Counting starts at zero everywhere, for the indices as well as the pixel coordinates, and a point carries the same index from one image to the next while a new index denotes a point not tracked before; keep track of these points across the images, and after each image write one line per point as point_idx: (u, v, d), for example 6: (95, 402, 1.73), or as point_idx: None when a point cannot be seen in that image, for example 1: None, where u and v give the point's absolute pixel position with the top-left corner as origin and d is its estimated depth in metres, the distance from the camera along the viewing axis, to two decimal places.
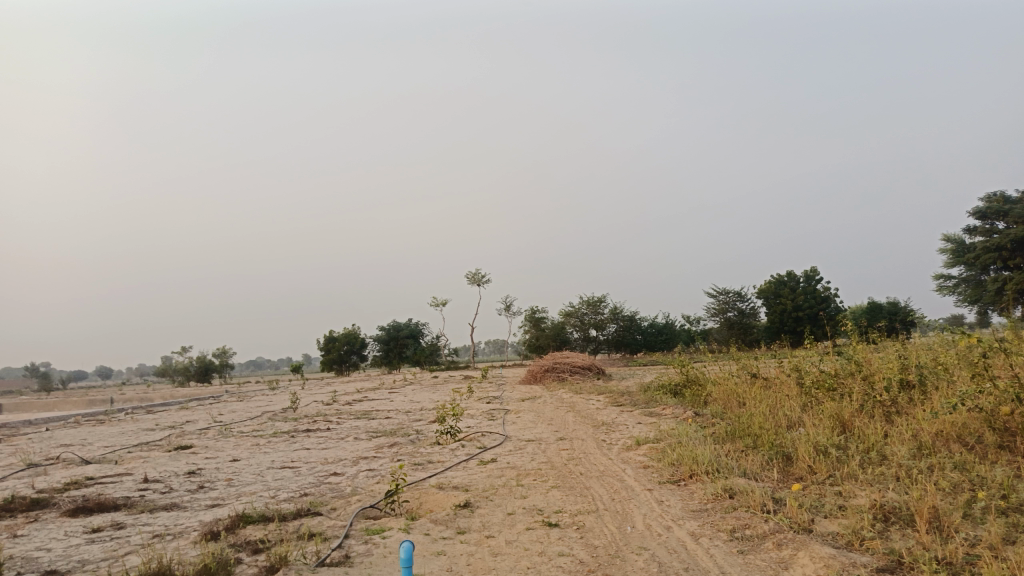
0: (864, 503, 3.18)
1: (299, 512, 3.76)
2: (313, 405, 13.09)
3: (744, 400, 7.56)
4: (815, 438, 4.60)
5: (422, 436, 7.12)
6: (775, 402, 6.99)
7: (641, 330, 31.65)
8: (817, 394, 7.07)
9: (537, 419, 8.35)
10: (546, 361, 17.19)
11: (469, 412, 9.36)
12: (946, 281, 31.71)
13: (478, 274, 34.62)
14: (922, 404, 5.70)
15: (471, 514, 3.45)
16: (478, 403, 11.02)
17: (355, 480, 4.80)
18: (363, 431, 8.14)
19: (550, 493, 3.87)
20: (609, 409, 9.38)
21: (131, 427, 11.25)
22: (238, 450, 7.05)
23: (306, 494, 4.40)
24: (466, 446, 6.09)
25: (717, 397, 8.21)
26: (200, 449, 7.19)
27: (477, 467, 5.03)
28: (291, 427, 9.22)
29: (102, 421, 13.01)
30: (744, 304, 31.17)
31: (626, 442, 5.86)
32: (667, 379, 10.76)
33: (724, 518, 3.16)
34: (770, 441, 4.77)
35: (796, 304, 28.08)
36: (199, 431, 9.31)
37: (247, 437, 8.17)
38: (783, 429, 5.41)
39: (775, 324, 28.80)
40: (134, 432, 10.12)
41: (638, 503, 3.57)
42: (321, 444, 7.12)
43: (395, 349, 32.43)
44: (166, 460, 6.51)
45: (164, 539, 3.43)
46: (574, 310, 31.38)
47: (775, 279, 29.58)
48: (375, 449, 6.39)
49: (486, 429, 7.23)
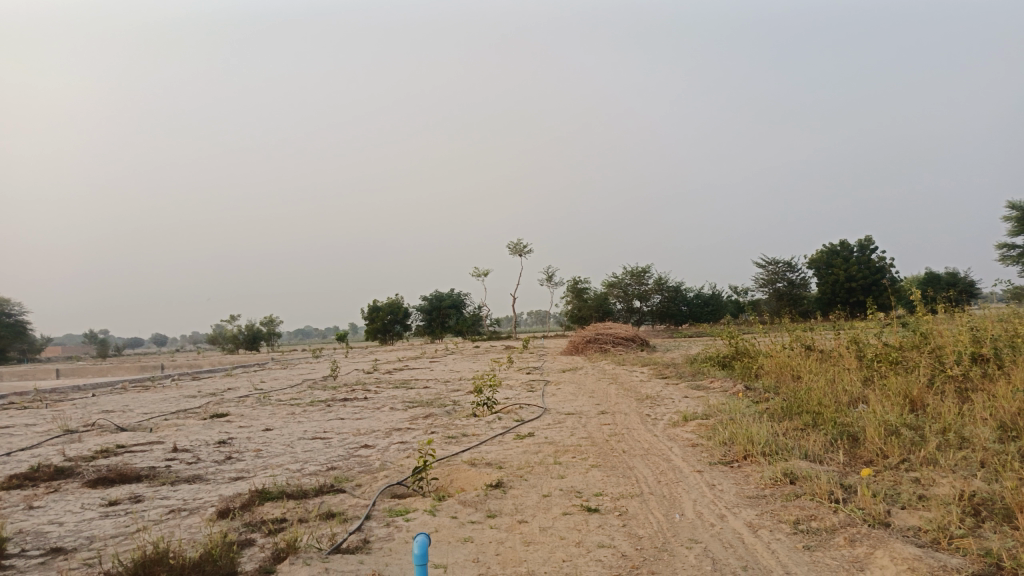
0: (949, 493, 2.79)
1: (321, 488, 3.54)
2: (354, 374, 13.02)
3: (799, 374, 7.14)
4: (883, 416, 4.20)
5: (459, 407, 6.88)
6: (833, 376, 6.54)
7: (687, 300, 30.99)
8: (880, 367, 6.60)
9: (579, 391, 8.05)
10: (589, 331, 16.84)
11: (509, 383, 9.10)
12: (1010, 251, 30.21)
13: (521, 243, 34.26)
14: (1000, 381, 5.21)
15: (503, 496, 3.17)
16: (519, 374, 10.76)
17: (385, 454, 4.56)
18: (399, 401, 7.94)
19: (589, 473, 3.56)
20: (654, 381, 9.02)
21: (174, 393, 11.32)
22: (272, 419, 6.92)
23: (332, 468, 4.18)
24: (503, 418, 5.81)
25: (770, 370, 7.78)
26: (235, 418, 7.09)
27: (513, 442, 4.75)
28: (329, 396, 9.09)
29: (149, 387, 13.18)
30: (794, 274, 30.21)
31: (672, 417, 5.52)
32: (714, 351, 10.33)
33: (786, 508, 2.81)
34: (832, 419, 4.38)
35: (849, 274, 27.09)
36: (238, 398, 9.27)
37: (283, 406, 8.07)
38: (845, 406, 5.00)
39: (826, 295, 27.86)
40: (176, 399, 10.16)
41: (687, 487, 3.24)
42: (355, 414, 6.94)
43: (438, 319, 32.43)
44: (199, 429, 6.42)
45: (179, 515, 3.23)
46: (618, 281, 30.86)
47: (827, 249, 28.56)
48: (410, 420, 6.17)
49: (525, 401, 6.94)
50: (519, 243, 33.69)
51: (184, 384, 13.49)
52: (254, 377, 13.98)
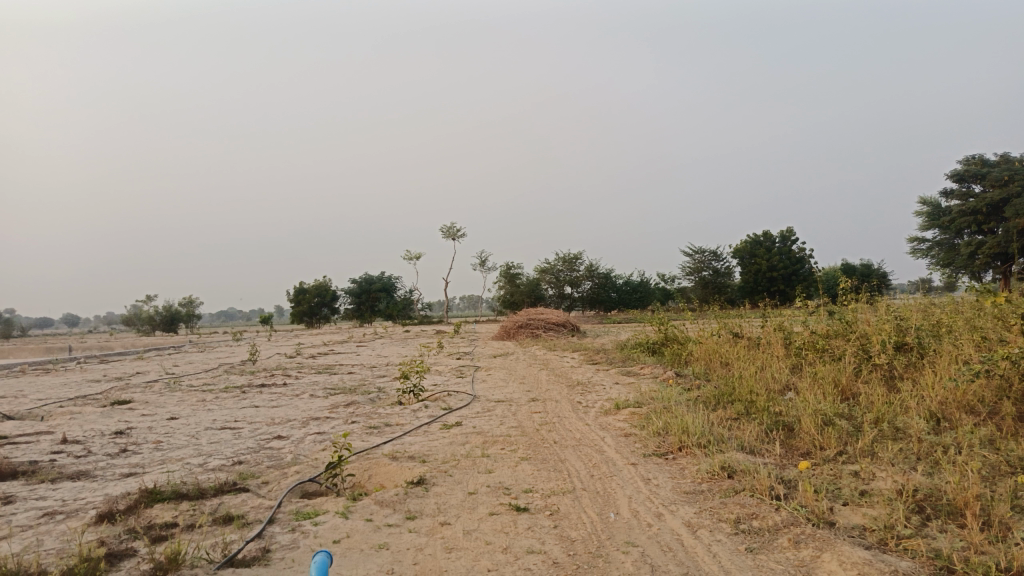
0: (890, 489, 2.69)
1: (223, 487, 3.18)
2: (275, 358, 12.44)
3: (728, 361, 7.11)
4: (817, 405, 4.12)
5: (383, 394, 6.55)
6: (762, 364, 6.53)
7: (616, 287, 31.27)
8: (807, 355, 6.63)
9: (508, 377, 7.83)
10: (520, 316, 16.66)
11: (437, 369, 8.82)
12: (919, 245, 31.69)
13: (452, 227, 33.83)
14: (924, 370, 5.26)
15: (424, 494, 2.91)
16: (448, 360, 10.48)
17: (299, 446, 4.22)
18: (320, 387, 7.55)
19: (518, 468, 3.32)
20: (584, 367, 8.89)
21: (76, 377, 10.53)
22: (180, 407, 6.42)
23: (238, 463, 3.82)
24: (429, 407, 5.52)
25: (700, 357, 7.75)
26: (139, 405, 6.55)
27: (439, 433, 4.47)
28: (246, 382, 8.60)
29: (49, 371, 12.27)
30: (720, 263, 30.87)
31: (604, 405, 5.35)
32: (644, 337, 10.29)
33: (726, 506, 2.64)
34: (766, 408, 4.28)
35: (771, 264, 27.84)
36: (146, 384, 8.65)
37: (194, 392, 7.55)
38: (776, 395, 4.93)
39: (750, 284, 28.59)
40: (76, 384, 9.44)
41: (622, 482, 3.05)
42: (271, 402, 6.51)
43: (367, 302, 31.74)
44: (96, 417, 5.89)
45: (52, 520, 2.83)
46: (550, 266, 30.84)
47: (752, 239, 29.25)
48: (330, 408, 5.81)
49: (453, 389, 6.67)
50: (451, 226, 33.26)
51: (89, 368, 12.63)
52: (166, 361, 13.22)
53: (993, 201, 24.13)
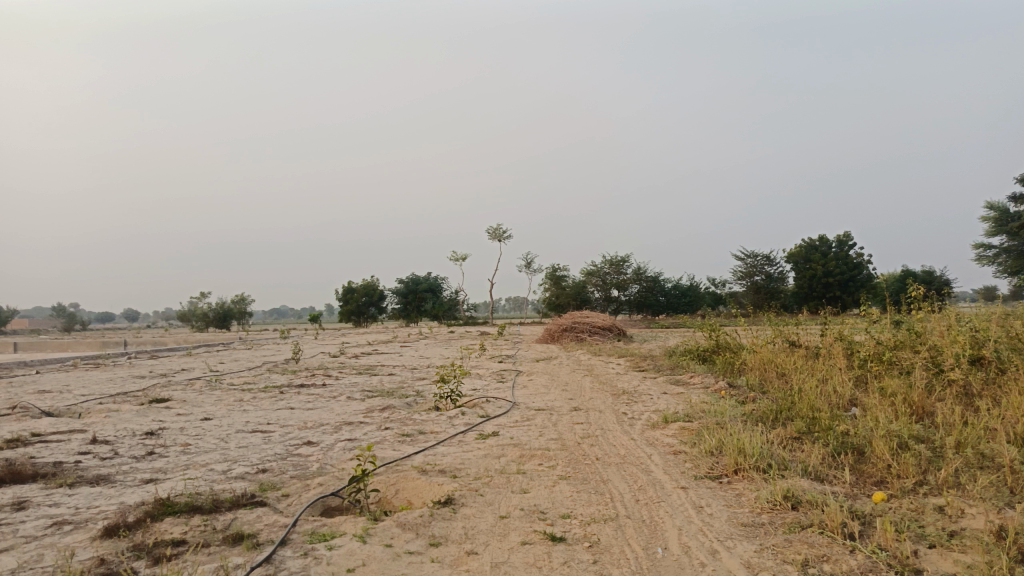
0: (985, 529, 2.32)
1: (240, 499, 2.98)
2: (318, 358, 12.39)
3: (784, 373, 6.69)
4: (889, 426, 3.74)
5: (421, 399, 6.34)
6: (823, 376, 6.11)
7: (665, 291, 30.66)
8: (871, 367, 6.18)
9: (551, 383, 7.55)
10: (565, 319, 16.34)
11: (477, 373, 8.59)
12: (985, 251, 30.27)
13: (499, 228, 33.67)
14: (1005, 388, 4.79)
15: (452, 516, 2.65)
16: (490, 363, 10.25)
17: (326, 454, 4.01)
18: (358, 389, 7.39)
19: (556, 489, 3.04)
20: (631, 374, 8.55)
21: (123, 373, 10.61)
22: (216, 407, 6.32)
23: (262, 471, 3.62)
24: (466, 414, 5.28)
25: (753, 367, 7.34)
26: (175, 404, 6.47)
27: (474, 444, 4.22)
28: (285, 382, 8.50)
29: (99, 366, 12.46)
30: (772, 268, 29.99)
31: (651, 417, 5.03)
32: (694, 344, 9.89)
33: (791, 544, 2.31)
34: (830, 428, 3.91)
35: (826, 270, 26.89)
36: (187, 381, 8.64)
37: (232, 391, 7.46)
38: (840, 412, 4.54)
39: (803, 290, 27.69)
40: (121, 380, 9.49)
41: (671, 509, 2.74)
42: (307, 404, 6.37)
43: (414, 302, 31.78)
44: (131, 415, 5.82)
45: (58, 531, 2.66)
46: (597, 269, 30.40)
47: (806, 243, 28.32)
48: (364, 413, 5.61)
49: (492, 395, 6.42)
50: (497, 228, 33.12)
51: (138, 364, 12.80)
52: (211, 358, 13.31)
53: None
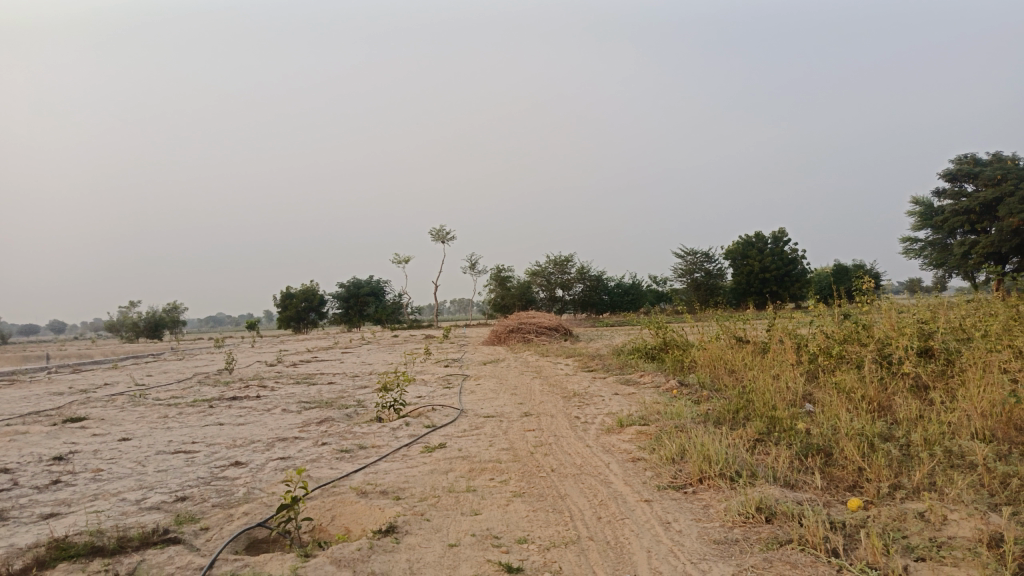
0: (973, 539, 2.16)
1: (150, 536, 2.61)
2: (254, 367, 11.84)
3: (735, 370, 6.59)
4: (852, 425, 3.60)
5: (362, 409, 5.99)
6: (774, 373, 6.01)
7: (608, 289, 30.79)
8: (822, 362, 6.12)
9: (499, 387, 7.29)
10: (511, 320, 16.11)
11: (422, 379, 8.25)
12: (911, 245, 31.43)
13: (441, 230, 33.27)
14: (957, 380, 4.75)
15: (395, 547, 2.36)
16: (435, 367, 9.92)
17: (256, 477, 3.65)
18: (295, 400, 6.97)
19: (510, 508, 2.77)
20: (580, 375, 8.35)
21: (39, 390, 9.86)
22: (137, 425, 5.82)
23: (181, 500, 3.24)
24: (410, 424, 4.97)
25: (703, 364, 7.23)
26: (91, 424, 5.95)
27: (418, 458, 3.91)
28: (217, 394, 8.00)
29: (13, 382, 11.60)
30: (712, 264, 30.44)
31: (605, 421, 4.81)
32: (641, 342, 9.77)
33: (772, 565, 2.10)
34: (792, 429, 3.76)
35: (763, 265, 27.42)
36: (109, 397, 8.04)
37: (157, 407, 6.94)
38: (798, 411, 4.40)
39: (742, 285, 28.18)
40: (36, 397, 8.80)
41: (636, 527, 2.50)
42: (239, 418, 5.93)
43: (355, 307, 31.06)
44: (39, 437, 5.29)
45: None
46: (541, 269, 30.36)
47: (744, 240, 28.82)
48: (300, 427, 5.23)
49: (438, 402, 6.11)
50: (439, 229, 32.71)
51: (58, 379, 11.98)
52: (139, 371, 12.57)
53: (985, 201, 23.80)
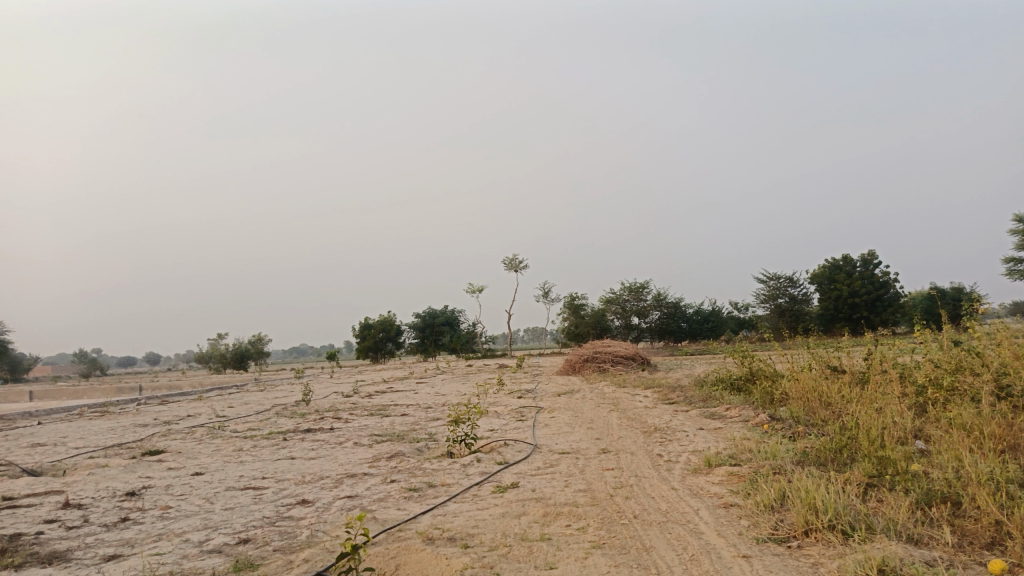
0: None
1: None
2: (330, 398, 11.91)
3: (832, 404, 6.10)
4: (981, 468, 3.15)
5: (433, 443, 5.81)
6: (876, 407, 5.50)
7: (686, 317, 29.99)
8: (932, 395, 5.57)
9: (574, 421, 6.99)
10: (586, 349, 15.77)
11: (496, 411, 8.04)
12: (1015, 266, 29.40)
13: (515, 259, 33.28)
14: None
15: None
16: (508, 399, 9.70)
17: (321, 518, 3.49)
18: (367, 434, 6.86)
19: (589, 561, 2.49)
20: (660, 408, 7.95)
21: (127, 421, 10.15)
22: (212, 459, 5.81)
23: (243, 543, 3.10)
24: (482, 461, 4.74)
25: (795, 397, 6.74)
26: (169, 457, 5.98)
27: (490, 500, 3.67)
28: (293, 427, 7.99)
29: (105, 413, 12.01)
30: (795, 289, 29.25)
31: (690, 460, 4.46)
32: (725, 372, 9.29)
33: None
34: (908, 472, 3.34)
35: (851, 290, 26.14)
36: (189, 429, 8.16)
37: (233, 440, 6.96)
38: (911, 452, 3.95)
39: (828, 311, 26.90)
40: (122, 428, 9.04)
41: None
42: (310, 452, 5.84)
43: (431, 337, 31.29)
44: (117, 471, 5.33)
45: None
46: (615, 296, 29.84)
47: (829, 264, 27.59)
48: (370, 462, 5.08)
49: (511, 436, 5.87)
50: (513, 259, 32.73)
51: (146, 410, 12.36)
52: (222, 402, 12.86)
53: None
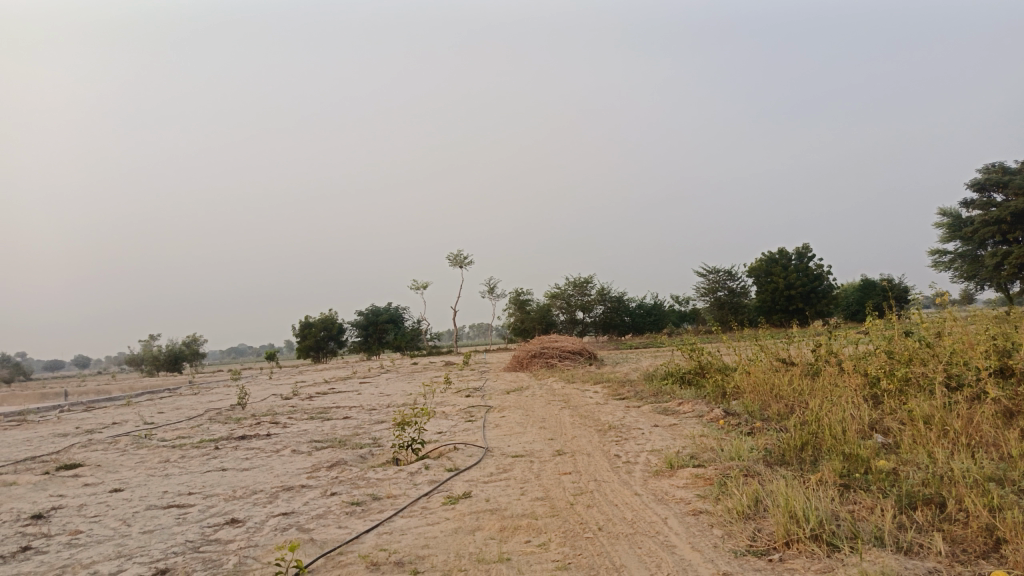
0: None
1: None
2: (267, 401, 11.37)
3: (786, 398, 6.01)
4: (957, 466, 3.02)
5: (378, 449, 5.47)
6: (832, 401, 5.41)
7: (630, 311, 30.16)
8: (886, 387, 5.51)
9: (525, 420, 6.73)
10: (532, 345, 15.57)
11: (442, 411, 7.72)
12: (941, 258, 30.56)
13: (459, 254, 32.89)
14: None
15: None
16: (456, 398, 9.40)
17: (252, 541, 3.13)
18: (306, 439, 6.46)
19: None
20: (612, 404, 7.78)
21: (45, 431, 9.43)
22: (133, 473, 5.33)
23: None
24: (431, 468, 4.43)
25: (748, 390, 6.64)
26: (85, 471, 5.46)
27: (441, 513, 3.38)
28: (226, 433, 7.51)
29: (22, 422, 11.19)
30: (735, 282, 29.73)
31: (649, 461, 4.26)
32: (674, 365, 9.18)
33: None
34: (881, 471, 3.19)
35: (789, 282, 26.70)
36: (112, 439, 7.57)
37: (159, 450, 6.45)
38: (877, 449, 3.81)
39: (767, 302, 27.39)
40: (38, 439, 8.36)
41: None
42: (244, 462, 5.43)
43: (375, 335, 30.65)
44: (24, 490, 4.80)
45: None
46: (560, 291, 29.84)
47: (767, 257, 28.12)
48: (309, 472, 4.71)
49: (461, 439, 5.57)
50: (457, 255, 32.42)
51: (68, 417, 11.58)
52: (151, 408, 12.16)
53: (1017, 210, 22.97)
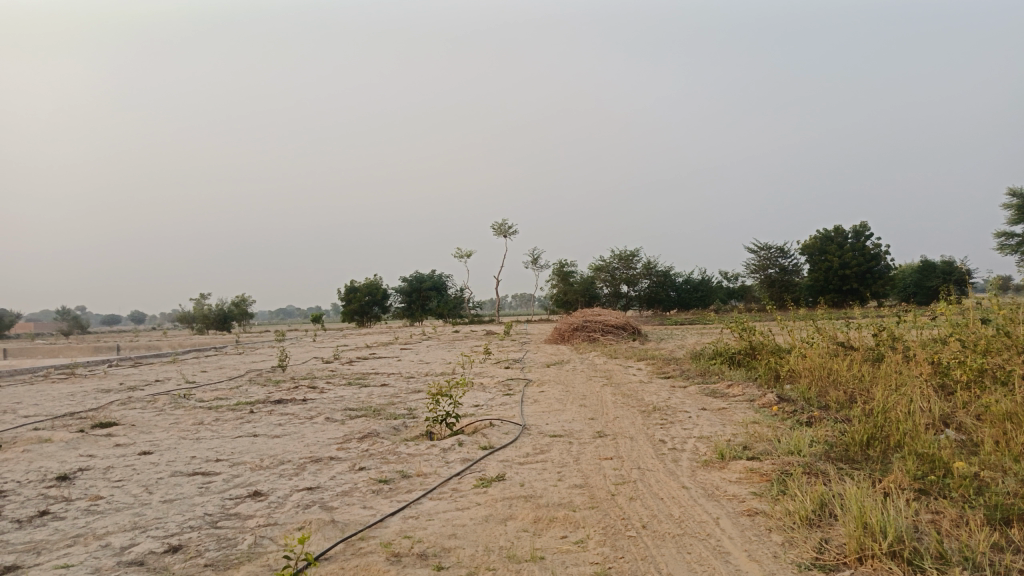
0: None
1: None
2: (308, 364, 11.36)
3: (846, 386, 5.64)
4: None
5: (412, 421, 5.29)
6: (897, 392, 5.01)
7: (676, 286, 29.58)
8: (959, 378, 5.09)
9: (566, 396, 6.48)
10: (575, 317, 15.29)
11: (481, 383, 7.53)
12: (1008, 241, 29.12)
13: (504, 223, 32.62)
14: None
15: None
16: (496, 369, 9.23)
17: (271, 519, 2.95)
18: (341, 407, 6.32)
19: None
20: (657, 383, 7.47)
21: (91, 385, 9.55)
22: (166, 434, 5.25)
23: (171, 554, 2.56)
24: (465, 445, 4.22)
25: (803, 375, 6.26)
26: (119, 431, 5.41)
27: (472, 497, 3.15)
28: (262, 397, 7.44)
29: (71, 375, 11.40)
30: (787, 260, 28.83)
31: (697, 449, 3.97)
32: (722, 345, 8.80)
33: None
34: (965, 476, 2.84)
35: (843, 261, 25.76)
36: (151, 397, 7.58)
37: (194, 411, 6.40)
38: (954, 450, 3.45)
39: (819, 282, 26.53)
40: (83, 394, 8.45)
41: None
42: (277, 428, 5.31)
43: (418, 301, 30.70)
44: (55, 448, 4.74)
45: None
46: (605, 264, 29.44)
47: (822, 235, 27.16)
48: (339, 443, 4.55)
49: (497, 415, 5.35)
50: (503, 224, 32.24)
51: (115, 373, 11.76)
52: (195, 366, 12.29)
53: None
